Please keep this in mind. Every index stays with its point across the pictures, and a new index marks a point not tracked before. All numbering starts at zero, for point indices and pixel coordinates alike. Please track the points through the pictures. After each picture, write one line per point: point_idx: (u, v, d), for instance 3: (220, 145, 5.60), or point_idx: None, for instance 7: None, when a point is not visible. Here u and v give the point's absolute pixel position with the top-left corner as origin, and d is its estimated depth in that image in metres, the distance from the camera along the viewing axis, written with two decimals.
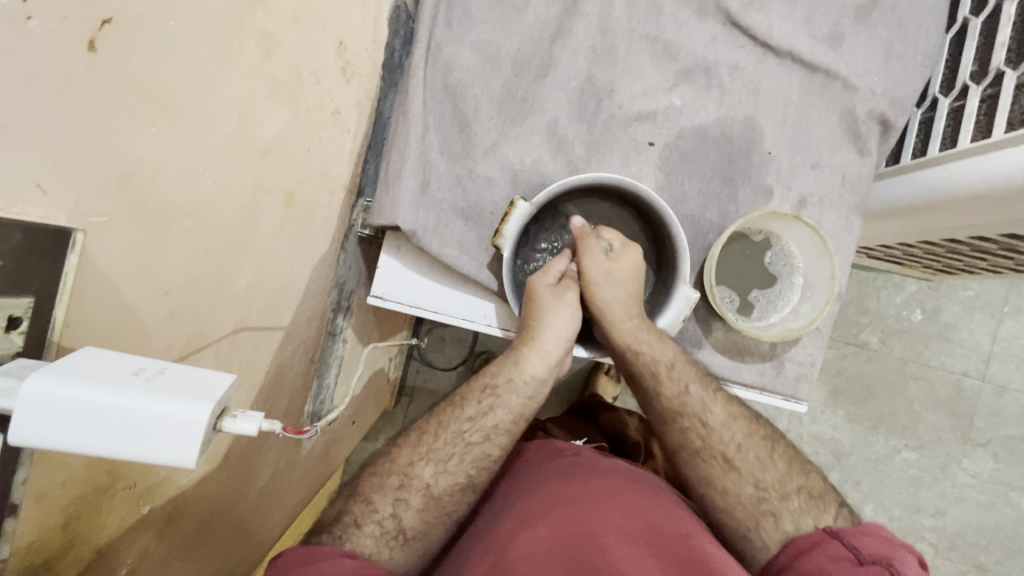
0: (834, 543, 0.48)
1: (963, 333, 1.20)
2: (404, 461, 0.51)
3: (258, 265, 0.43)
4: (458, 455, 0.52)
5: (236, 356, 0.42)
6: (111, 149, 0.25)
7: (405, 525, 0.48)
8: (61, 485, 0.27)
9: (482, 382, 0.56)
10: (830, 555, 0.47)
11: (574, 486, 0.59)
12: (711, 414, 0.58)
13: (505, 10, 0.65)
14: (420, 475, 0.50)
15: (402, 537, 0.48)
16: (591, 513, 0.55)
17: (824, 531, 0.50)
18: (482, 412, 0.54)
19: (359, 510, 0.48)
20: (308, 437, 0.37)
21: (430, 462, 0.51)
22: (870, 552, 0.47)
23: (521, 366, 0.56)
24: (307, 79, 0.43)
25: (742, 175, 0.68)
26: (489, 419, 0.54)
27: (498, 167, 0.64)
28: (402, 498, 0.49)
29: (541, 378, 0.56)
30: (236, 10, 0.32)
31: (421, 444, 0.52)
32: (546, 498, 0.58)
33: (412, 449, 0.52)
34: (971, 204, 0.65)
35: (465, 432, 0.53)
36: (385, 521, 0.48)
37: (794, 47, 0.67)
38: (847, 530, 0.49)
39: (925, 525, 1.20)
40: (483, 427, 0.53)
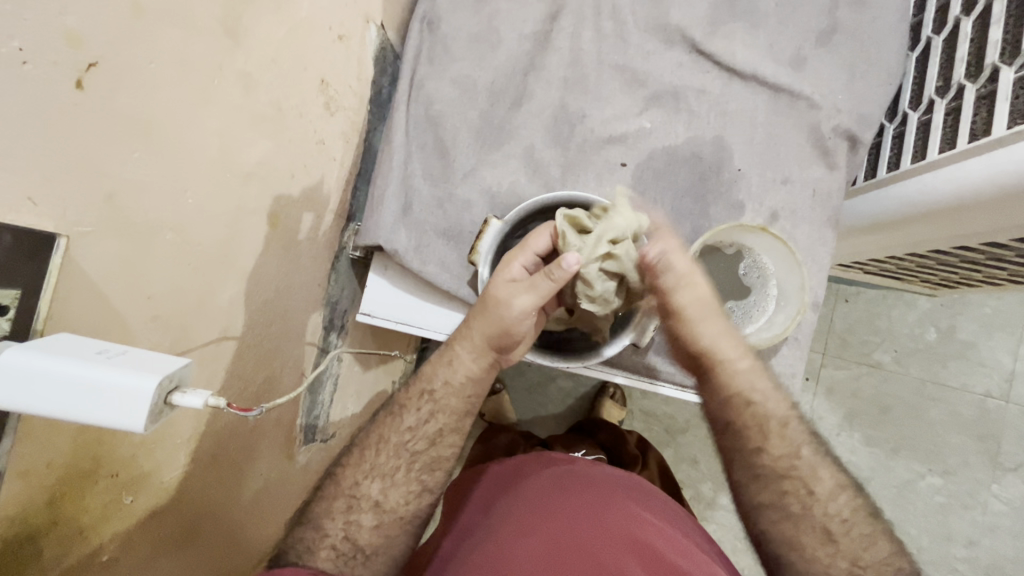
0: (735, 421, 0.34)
1: (984, 352, 1.17)
2: (349, 483, 0.52)
3: (243, 280, 0.47)
4: (402, 467, 0.52)
5: (220, 363, 0.46)
6: (97, 171, 0.29)
7: (361, 543, 0.50)
8: (45, 465, 0.30)
9: (417, 386, 0.55)
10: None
11: (560, 496, 0.61)
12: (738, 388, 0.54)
13: (481, 46, 0.70)
14: (367, 494, 0.51)
15: (361, 556, 0.50)
16: (575, 526, 0.57)
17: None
18: (421, 419, 0.54)
19: (312, 536, 0.49)
20: (251, 416, 0.36)
21: (375, 480, 0.52)
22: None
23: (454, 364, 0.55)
24: (289, 112, 0.49)
25: (713, 191, 0.71)
26: (431, 425, 0.54)
27: (477, 190, 0.68)
28: (355, 519, 0.50)
29: (474, 376, 0.55)
30: (216, 54, 0.37)
31: (363, 462, 0.52)
32: (532, 508, 0.60)
33: (356, 468, 0.52)
34: (941, 215, 0.66)
35: (407, 442, 0.53)
36: (340, 543, 0.49)
37: (757, 70, 0.71)
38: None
39: (957, 556, 1.16)
40: (425, 434, 0.54)
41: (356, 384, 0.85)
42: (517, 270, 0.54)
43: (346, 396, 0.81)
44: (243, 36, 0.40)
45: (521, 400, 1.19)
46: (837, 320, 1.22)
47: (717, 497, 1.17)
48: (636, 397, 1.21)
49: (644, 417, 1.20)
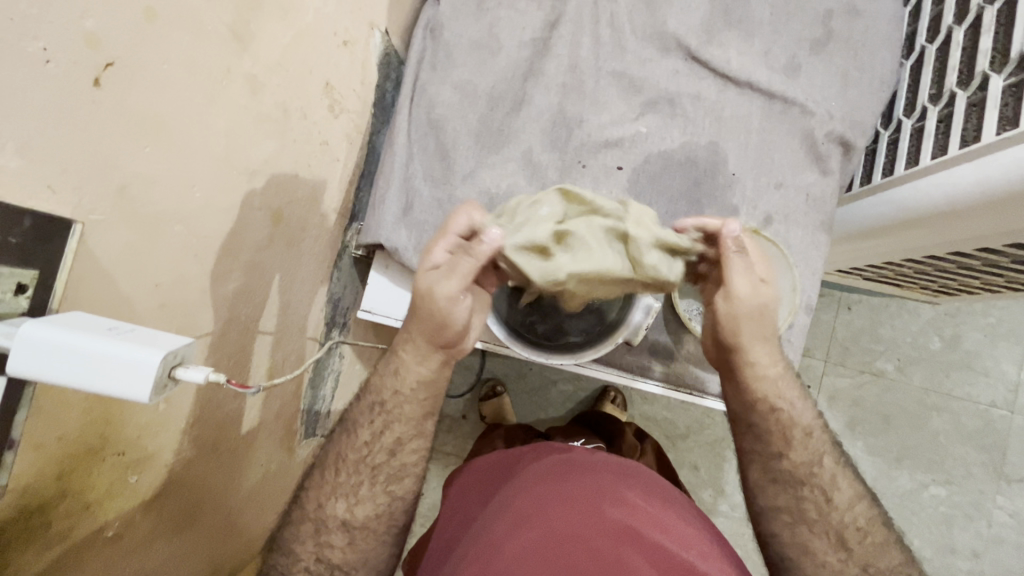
0: None
1: (987, 361, 1.17)
2: (314, 505, 0.53)
3: (246, 273, 0.49)
4: (366, 482, 0.52)
5: (223, 353, 0.48)
6: (111, 163, 0.31)
7: (334, 561, 0.51)
8: (55, 440, 0.32)
9: (368, 401, 0.54)
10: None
11: (559, 484, 0.61)
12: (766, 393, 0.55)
13: (481, 53, 0.72)
14: (332, 514, 0.52)
15: (337, 572, 0.52)
16: (573, 517, 0.57)
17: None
18: (375, 434, 0.53)
19: (285, 561, 0.52)
20: (251, 393, 0.36)
21: (340, 498, 0.52)
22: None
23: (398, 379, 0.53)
24: (294, 113, 0.51)
25: (708, 196, 0.72)
26: (386, 438, 0.53)
27: (477, 191, 0.70)
28: (325, 540, 0.52)
29: (423, 379, 0.53)
30: (224, 57, 0.39)
31: (326, 482, 0.53)
32: (530, 495, 0.60)
33: (320, 490, 0.53)
34: (934, 219, 0.66)
35: (365, 457, 0.53)
36: (312, 563, 0.51)
37: (751, 77, 0.73)
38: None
39: (961, 568, 1.15)
40: (382, 446, 0.53)
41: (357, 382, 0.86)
42: (438, 256, 0.48)
43: (346, 394, 0.83)
44: (250, 40, 0.42)
45: (521, 402, 1.21)
46: (840, 328, 1.22)
47: (717, 503, 1.17)
48: (637, 401, 1.21)
49: (645, 422, 1.20)
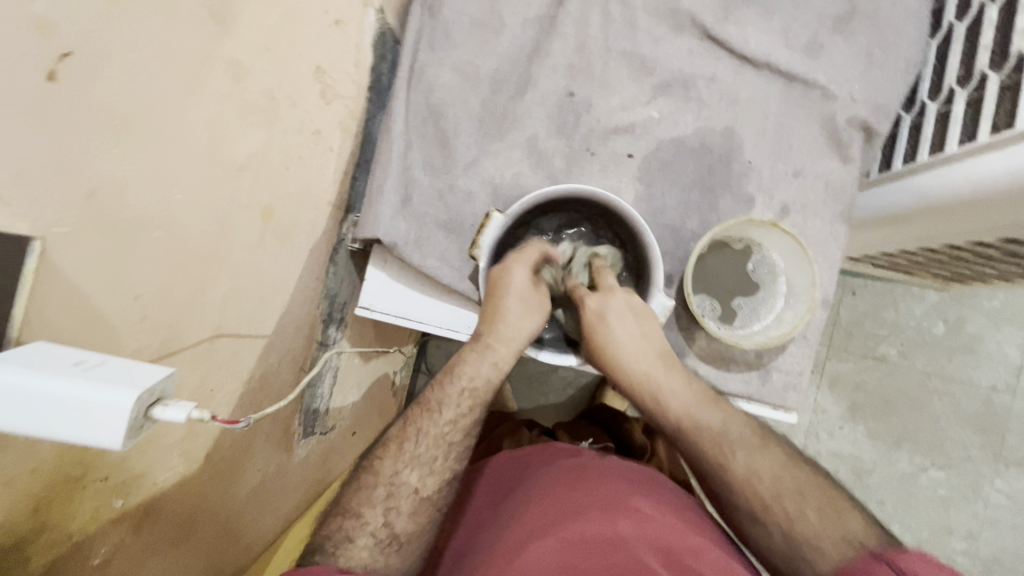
0: (879, 564, 0.45)
1: (990, 346, 1.16)
2: (388, 472, 0.52)
3: (235, 276, 0.46)
4: (441, 456, 0.53)
5: (212, 362, 0.45)
6: (74, 168, 0.28)
7: (396, 531, 0.51)
8: (30, 474, 0.29)
9: (451, 379, 0.55)
10: (875, 575, 0.44)
11: (569, 491, 0.59)
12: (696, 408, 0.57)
13: (483, 31, 0.68)
14: (406, 481, 0.52)
15: (396, 542, 0.51)
16: (589, 520, 0.55)
17: (872, 554, 0.46)
18: (460, 413, 0.54)
19: (349, 525, 0.51)
20: (239, 428, 0.36)
21: (414, 468, 0.52)
22: (916, 572, 0.43)
23: (427, 428, 0.53)
24: (282, 101, 0.47)
25: (721, 184, 0.69)
26: (467, 419, 0.54)
27: (479, 181, 0.66)
28: (393, 505, 0.52)
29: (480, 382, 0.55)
30: (203, 41, 0.35)
31: (401, 454, 0.53)
32: (539, 505, 0.58)
33: (394, 459, 0.53)
34: (960, 208, 0.63)
35: (445, 434, 0.53)
36: (378, 530, 0.51)
37: (770, 57, 0.68)
38: (897, 553, 0.45)
39: (957, 549, 1.16)
40: (461, 426, 0.54)
41: (357, 376, 0.84)
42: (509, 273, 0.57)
43: (345, 391, 0.81)
44: (231, 22, 0.38)
45: (523, 391, 1.19)
46: (845, 314, 1.20)
47: None
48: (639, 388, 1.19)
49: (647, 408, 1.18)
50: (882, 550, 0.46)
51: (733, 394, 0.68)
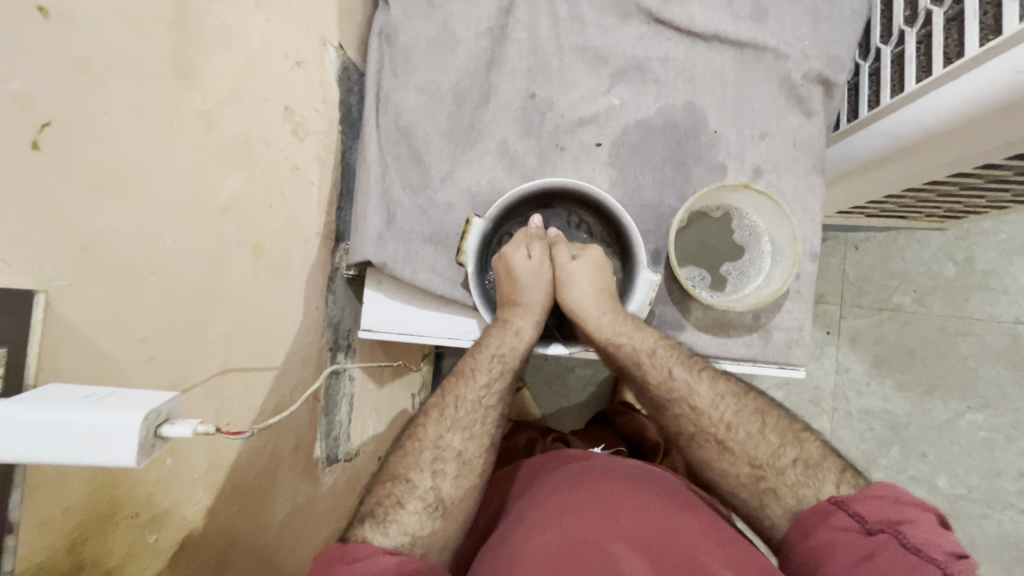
0: (840, 513, 0.47)
1: (1006, 279, 1.15)
2: (433, 435, 0.55)
3: (236, 311, 0.48)
4: (480, 420, 0.57)
5: (223, 397, 0.47)
6: (66, 226, 0.31)
7: (444, 496, 0.52)
8: (62, 513, 0.32)
9: (484, 350, 0.61)
10: (840, 527, 0.46)
11: (572, 492, 0.59)
12: (699, 397, 0.58)
13: (440, 50, 0.71)
14: (451, 445, 0.55)
15: (442, 509, 0.52)
16: (595, 520, 0.55)
17: (831, 501, 0.48)
18: (492, 376, 0.59)
19: (399, 488, 0.51)
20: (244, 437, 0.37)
21: (458, 431, 0.55)
22: (878, 519, 0.45)
23: (464, 394, 0.58)
24: (256, 143, 0.50)
25: (692, 157, 0.70)
26: (500, 382, 0.59)
27: (457, 192, 0.69)
28: (439, 470, 0.53)
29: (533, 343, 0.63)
30: (172, 96, 0.38)
31: (443, 418, 0.56)
32: (545, 507, 0.58)
33: (437, 423, 0.56)
34: (930, 142, 0.64)
35: (483, 397, 0.58)
36: (426, 494, 0.51)
37: (718, 29, 0.70)
38: (856, 500, 0.47)
39: (1010, 490, 1.14)
40: (496, 390, 0.59)
41: (373, 399, 0.86)
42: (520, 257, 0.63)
43: (364, 416, 0.83)
44: (195, 76, 0.41)
45: (542, 394, 1.20)
46: (851, 269, 1.19)
47: None
48: None
49: None
50: (841, 496, 0.48)
51: (735, 359, 0.69)
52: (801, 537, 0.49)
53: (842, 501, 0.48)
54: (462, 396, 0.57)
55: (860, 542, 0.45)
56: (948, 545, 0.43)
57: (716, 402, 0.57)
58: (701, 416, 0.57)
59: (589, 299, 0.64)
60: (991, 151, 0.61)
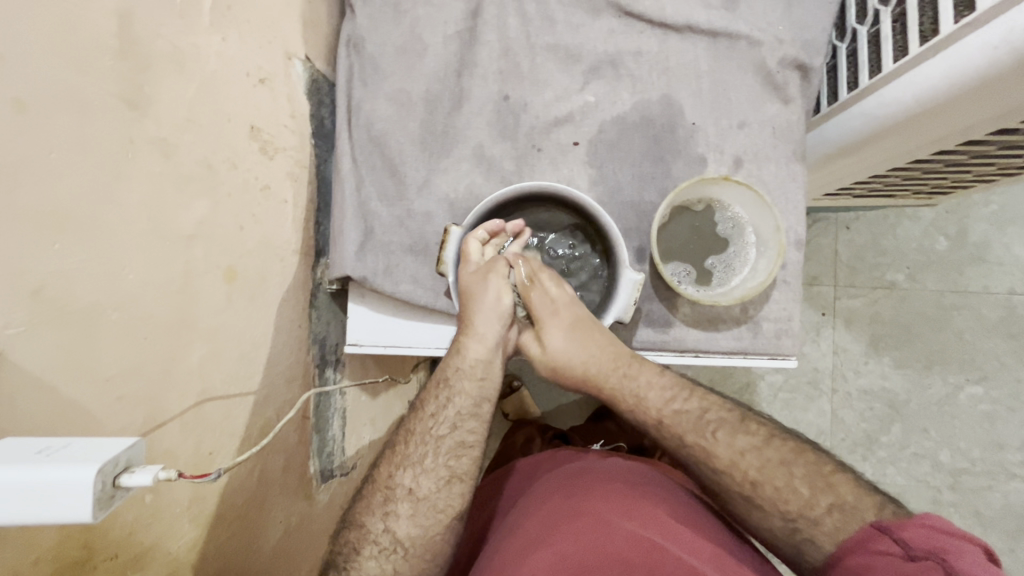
0: (884, 539, 0.46)
1: (999, 251, 1.15)
2: (384, 476, 0.55)
3: (211, 339, 0.48)
4: (430, 453, 0.55)
5: (203, 428, 0.46)
6: (14, 272, 0.30)
7: (399, 536, 0.52)
8: (32, 563, 0.31)
9: (433, 381, 0.60)
10: (881, 552, 0.45)
11: (562, 502, 0.59)
12: (719, 448, 0.55)
13: (409, 57, 0.69)
14: (400, 484, 0.54)
15: (401, 549, 0.52)
16: (582, 530, 0.53)
17: (875, 527, 0.47)
18: (441, 405, 0.58)
19: (357, 536, 0.52)
20: (209, 480, 0.39)
21: (406, 469, 0.55)
22: (925, 547, 0.43)
23: (414, 429, 0.57)
24: (222, 166, 0.49)
25: (671, 152, 0.69)
26: (449, 410, 0.57)
27: (435, 201, 0.68)
28: (392, 510, 0.53)
29: (486, 359, 0.59)
30: (124, 128, 0.38)
31: (394, 457, 0.56)
32: (534, 518, 0.58)
33: (388, 464, 0.56)
34: (910, 123, 0.63)
35: (432, 428, 0.56)
36: (380, 538, 0.52)
37: (690, 19, 0.69)
38: (901, 525, 0.46)
39: (1013, 461, 1.14)
40: (446, 419, 0.57)
41: (367, 411, 0.85)
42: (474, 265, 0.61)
43: (357, 429, 0.82)
44: (149, 104, 0.40)
45: (540, 393, 1.19)
46: (843, 249, 1.18)
47: None
48: None
49: None
50: (887, 522, 0.47)
51: (725, 353, 0.68)
52: (843, 558, 0.47)
53: (886, 526, 0.47)
54: (412, 432, 0.57)
55: (904, 567, 0.43)
56: None
57: (736, 460, 0.54)
58: (722, 475, 0.54)
59: (574, 302, 0.63)
60: (973, 128, 0.60)
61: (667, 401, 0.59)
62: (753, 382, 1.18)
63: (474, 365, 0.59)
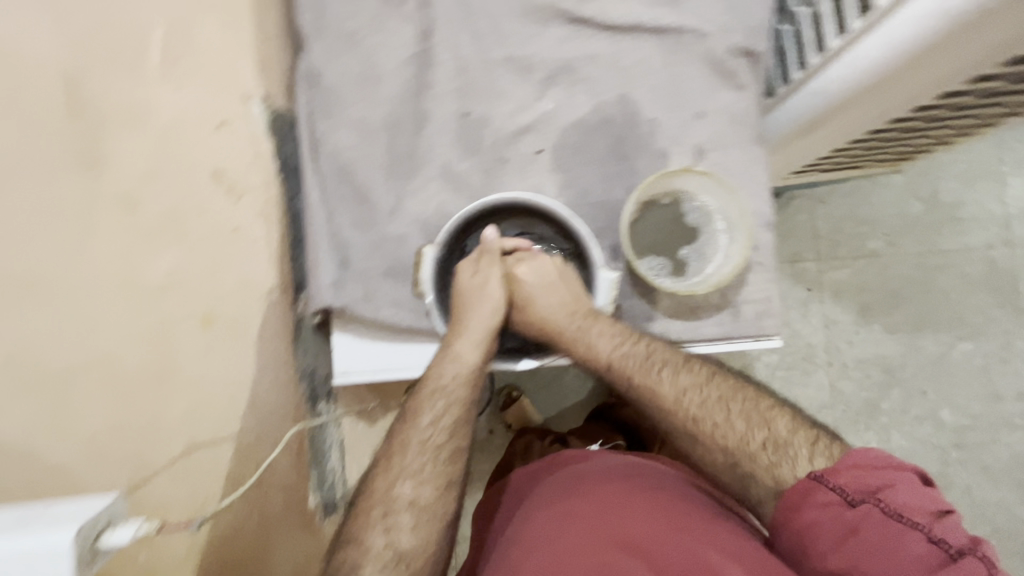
0: (823, 489, 0.47)
1: (972, 208, 1.17)
2: (382, 489, 0.54)
3: (195, 387, 0.48)
4: (430, 462, 0.55)
5: (196, 476, 0.46)
6: None
7: (403, 550, 0.51)
8: None
9: (429, 386, 0.59)
10: (823, 504, 0.46)
11: (563, 502, 0.59)
12: (663, 387, 0.58)
13: (366, 85, 0.70)
14: (400, 495, 0.53)
15: (405, 563, 0.51)
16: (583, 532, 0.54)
17: (812, 477, 0.48)
18: (438, 413, 0.58)
19: (355, 552, 0.51)
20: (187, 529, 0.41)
21: (406, 479, 0.54)
22: (861, 488, 0.46)
23: (410, 437, 0.56)
24: (189, 214, 0.49)
25: (633, 149, 0.71)
26: (447, 417, 0.58)
27: (408, 223, 0.68)
28: (393, 524, 0.52)
29: (479, 363, 0.62)
30: (80, 188, 0.38)
31: (390, 468, 0.55)
32: (538, 520, 0.58)
33: (385, 475, 0.55)
34: (862, 96, 0.65)
35: (429, 436, 0.56)
36: (382, 553, 0.51)
37: (637, 19, 0.71)
38: (836, 471, 0.47)
39: (1013, 412, 1.16)
40: (444, 426, 0.57)
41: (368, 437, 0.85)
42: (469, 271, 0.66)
43: (356, 458, 0.82)
44: (106, 163, 0.40)
45: (540, 399, 1.19)
46: (821, 223, 1.19)
47: None
48: None
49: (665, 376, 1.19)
50: (821, 470, 0.48)
51: (710, 340, 0.69)
52: (788, 514, 0.48)
53: (822, 473, 0.48)
54: (406, 441, 0.56)
55: (845, 515, 0.45)
56: (928, 506, 0.44)
57: (680, 397, 0.57)
58: (668, 414, 0.57)
59: (553, 306, 0.64)
60: (922, 94, 0.62)
61: (620, 352, 0.61)
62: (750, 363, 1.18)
63: (471, 370, 0.61)
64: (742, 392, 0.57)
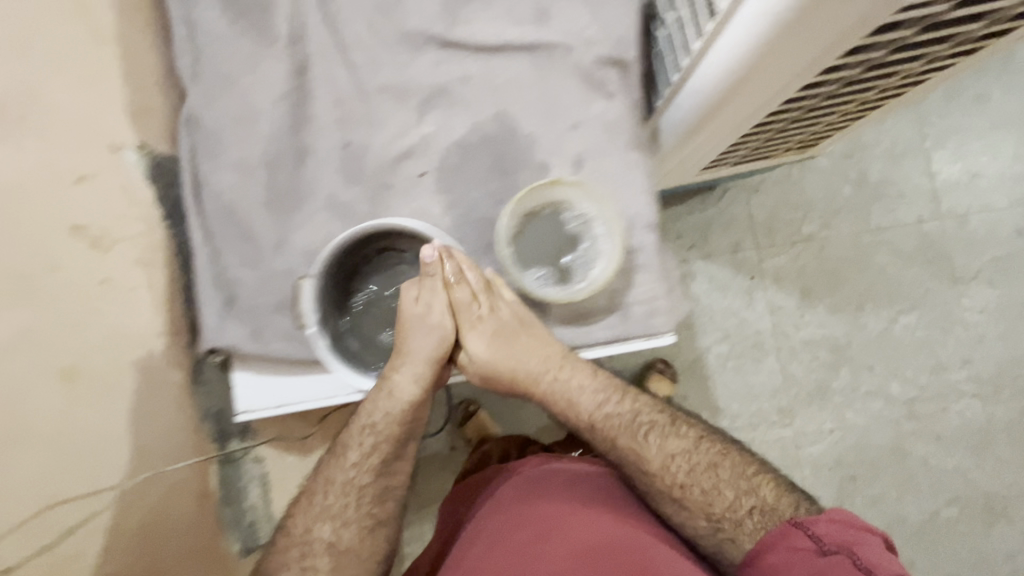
0: (799, 534, 0.53)
1: (900, 185, 1.20)
2: (302, 529, 0.61)
3: (57, 441, 0.51)
4: (351, 503, 0.62)
5: (55, 528, 0.50)
6: None
7: None
8: None
9: (359, 423, 0.65)
10: (796, 548, 0.52)
11: (517, 507, 0.61)
12: (653, 452, 0.62)
13: (245, 124, 0.71)
14: (319, 537, 0.60)
15: None
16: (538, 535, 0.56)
17: (790, 523, 0.54)
18: (362, 453, 0.64)
19: None
20: None
21: (326, 522, 0.61)
22: (834, 539, 0.51)
23: (334, 477, 0.63)
24: (39, 280, 0.52)
25: (513, 164, 0.72)
26: (371, 457, 0.64)
27: (295, 256, 0.69)
28: (310, 565, 0.59)
29: (412, 397, 0.65)
30: None
31: (313, 508, 0.62)
32: (493, 521, 0.61)
33: (306, 516, 0.61)
34: (729, 95, 0.65)
35: (351, 478, 0.63)
36: None
37: (506, 39, 0.73)
38: (813, 520, 0.54)
39: (960, 379, 1.18)
40: (367, 466, 0.63)
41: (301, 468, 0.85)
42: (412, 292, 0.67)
43: (287, 492, 0.81)
44: None
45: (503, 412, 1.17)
46: (757, 211, 1.20)
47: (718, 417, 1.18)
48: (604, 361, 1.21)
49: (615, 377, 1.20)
50: (800, 518, 0.55)
51: (603, 342, 0.71)
52: (761, 558, 0.54)
53: (799, 521, 0.54)
54: (333, 481, 0.63)
55: (816, 560, 0.51)
56: (894, 567, 0.48)
57: (666, 463, 0.61)
58: (653, 478, 0.61)
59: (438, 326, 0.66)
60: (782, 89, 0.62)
61: (602, 408, 0.66)
62: (700, 355, 1.18)
63: (398, 407, 0.65)
64: (720, 454, 0.62)
